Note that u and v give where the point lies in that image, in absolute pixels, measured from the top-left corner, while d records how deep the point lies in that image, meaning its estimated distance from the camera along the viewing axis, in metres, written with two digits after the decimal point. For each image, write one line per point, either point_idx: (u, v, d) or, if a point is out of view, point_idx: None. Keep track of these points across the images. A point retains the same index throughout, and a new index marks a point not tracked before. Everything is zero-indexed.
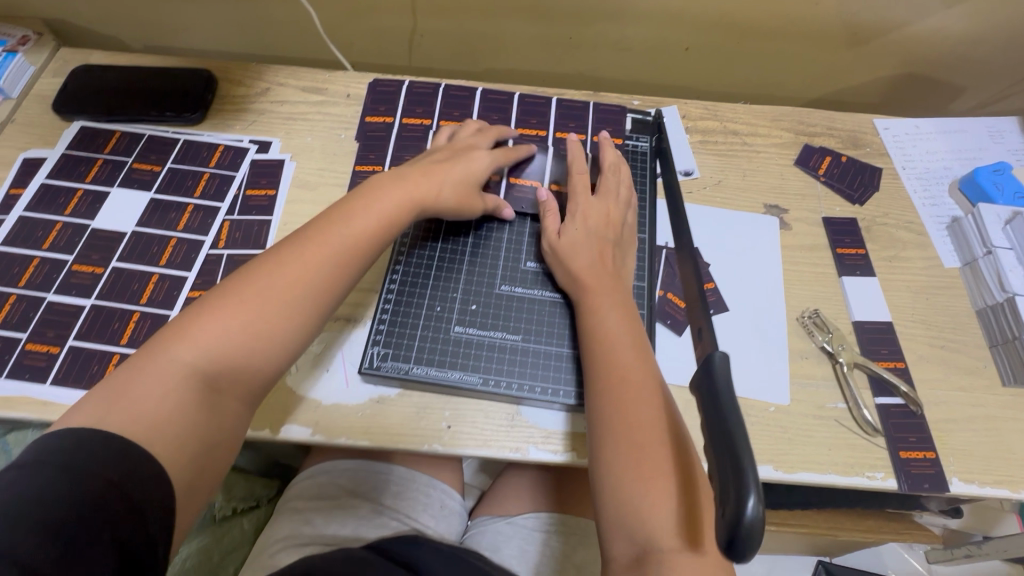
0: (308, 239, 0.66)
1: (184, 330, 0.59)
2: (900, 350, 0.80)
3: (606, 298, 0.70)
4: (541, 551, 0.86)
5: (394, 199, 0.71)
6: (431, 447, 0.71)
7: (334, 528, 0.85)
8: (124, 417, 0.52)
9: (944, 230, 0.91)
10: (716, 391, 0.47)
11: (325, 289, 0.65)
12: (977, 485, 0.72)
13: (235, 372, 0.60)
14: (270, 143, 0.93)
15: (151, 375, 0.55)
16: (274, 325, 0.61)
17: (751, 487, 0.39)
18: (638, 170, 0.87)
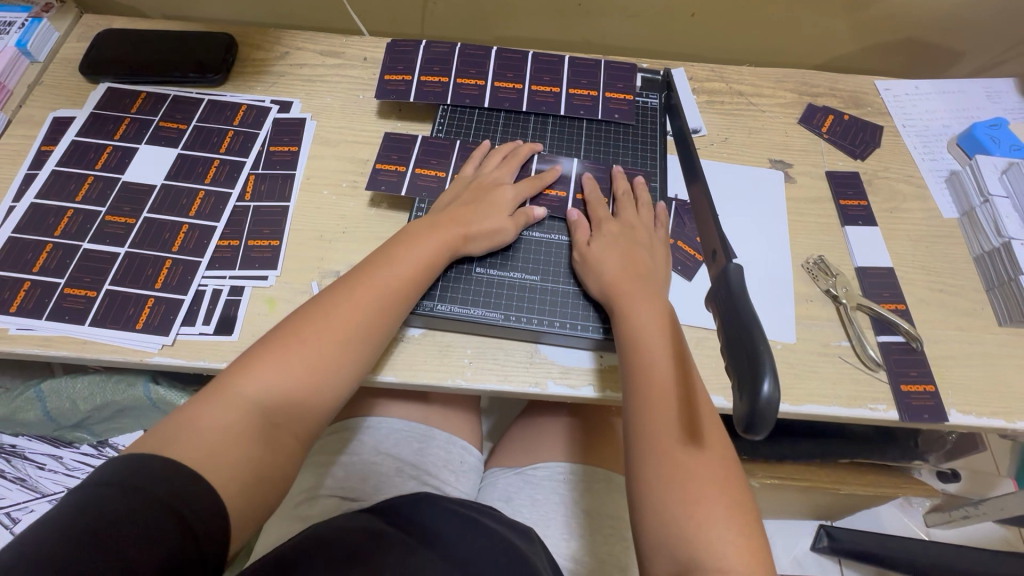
0: (350, 283, 0.69)
1: (249, 369, 0.61)
2: (901, 293, 0.84)
3: (645, 307, 0.69)
4: (555, 500, 0.88)
5: (429, 241, 0.73)
6: (454, 380, 0.74)
7: (352, 482, 0.87)
8: (184, 450, 0.54)
9: (942, 183, 0.94)
10: (731, 296, 0.51)
11: (368, 329, 0.67)
12: (974, 416, 0.76)
13: (292, 415, 0.61)
14: (291, 103, 0.96)
15: (213, 413, 0.57)
16: (325, 368, 0.63)
17: (767, 371, 0.44)
18: (648, 125, 0.90)
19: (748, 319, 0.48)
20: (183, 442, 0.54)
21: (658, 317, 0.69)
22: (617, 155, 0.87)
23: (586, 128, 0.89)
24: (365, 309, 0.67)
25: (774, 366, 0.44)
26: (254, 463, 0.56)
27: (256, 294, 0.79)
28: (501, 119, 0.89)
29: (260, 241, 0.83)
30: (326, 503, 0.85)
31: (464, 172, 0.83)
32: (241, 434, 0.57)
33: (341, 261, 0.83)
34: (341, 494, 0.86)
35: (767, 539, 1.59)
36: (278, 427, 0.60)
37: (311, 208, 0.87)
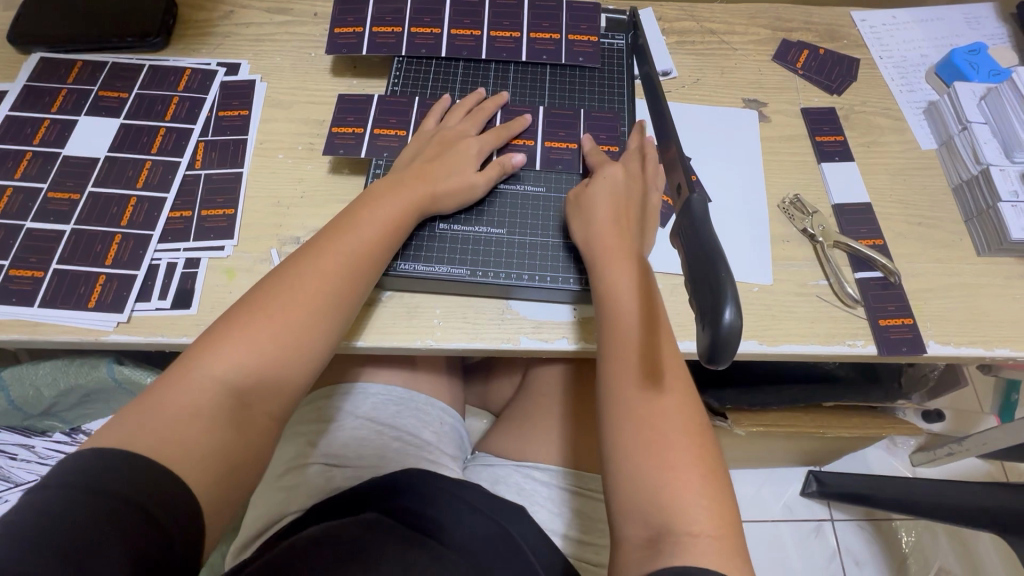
0: (313, 254, 0.65)
1: (213, 347, 0.59)
2: (878, 229, 0.82)
3: (623, 269, 0.67)
4: (544, 495, 0.84)
5: (393, 202, 0.70)
6: (424, 342, 0.72)
7: (333, 448, 0.89)
8: (152, 436, 0.53)
9: (921, 114, 0.91)
10: (693, 229, 0.48)
11: (336, 297, 0.64)
12: (952, 347, 0.75)
13: (264, 393, 0.60)
14: (239, 65, 0.91)
15: (177, 397, 0.56)
16: (294, 344, 0.61)
17: (728, 298, 0.42)
18: (615, 68, 0.86)
19: (709, 248, 0.46)
20: (151, 428, 0.54)
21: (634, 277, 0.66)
22: (584, 101, 0.84)
23: (550, 75, 0.85)
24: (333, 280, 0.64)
25: (735, 294, 0.42)
26: (223, 446, 0.56)
27: (213, 265, 0.76)
28: (460, 69, 0.85)
29: (214, 210, 0.79)
30: (311, 471, 0.86)
31: (427, 124, 0.79)
32: (209, 418, 0.56)
33: (300, 227, 0.79)
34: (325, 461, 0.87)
35: (760, 487, 1.62)
36: (249, 406, 0.59)
37: (265, 174, 0.83)
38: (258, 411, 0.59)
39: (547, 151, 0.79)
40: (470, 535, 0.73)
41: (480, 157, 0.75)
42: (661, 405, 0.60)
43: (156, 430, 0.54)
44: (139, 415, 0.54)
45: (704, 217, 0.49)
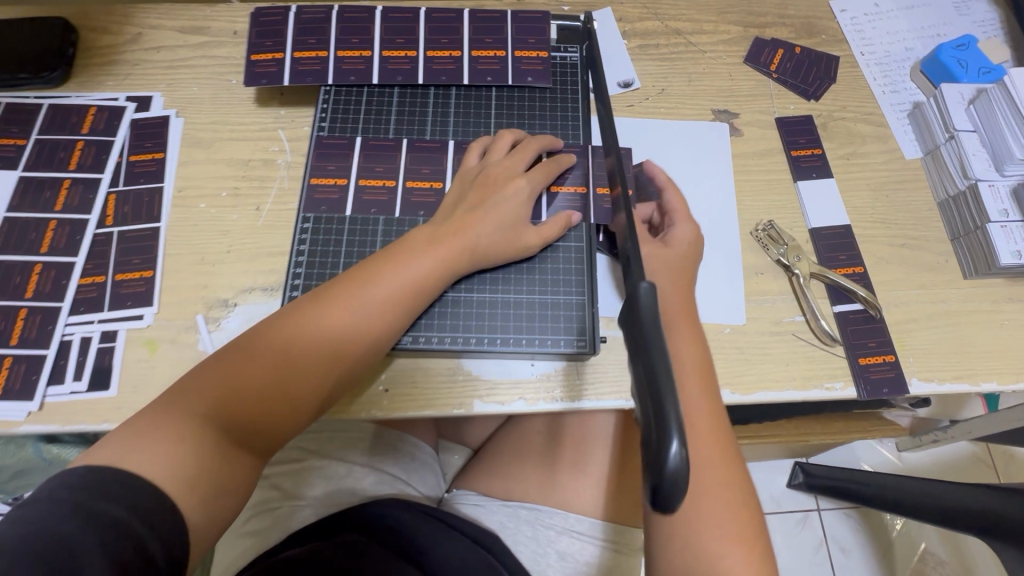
0: (337, 291, 0.61)
1: (211, 377, 0.57)
2: (858, 255, 0.76)
3: (683, 332, 0.61)
4: (528, 526, 0.78)
5: (434, 241, 0.63)
6: (371, 413, 0.66)
7: (307, 491, 0.80)
8: (138, 462, 0.51)
9: (904, 118, 0.84)
10: (638, 325, 0.41)
11: (351, 341, 0.60)
12: (937, 383, 0.70)
13: (253, 432, 0.57)
14: (150, 99, 0.81)
15: (167, 424, 0.54)
16: (292, 390, 0.58)
17: (671, 430, 0.36)
18: (568, 86, 0.78)
19: (653, 356, 0.39)
20: (137, 452, 0.52)
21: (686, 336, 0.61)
22: (534, 127, 0.76)
23: (495, 98, 0.77)
24: (345, 326, 0.59)
25: (680, 421, 0.36)
26: (207, 479, 0.53)
27: (132, 337, 0.69)
28: (395, 96, 0.76)
29: (130, 273, 0.71)
30: (282, 514, 0.78)
31: (468, 163, 0.71)
32: (195, 448, 0.53)
33: (227, 287, 0.72)
34: (297, 504, 0.79)
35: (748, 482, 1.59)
36: (237, 444, 0.56)
37: (186, 226, 0.75)
38: (242, 448, 0.57)
39: (550, 199, 0.72)
40: (454, 554, 0.70)
41: (529, 203, 0.68)
42: (708, 474, 0.55)
43: (142, 456, 0.51)
44: (129, 439, 0.53)
45: (653, 311, 0.42)
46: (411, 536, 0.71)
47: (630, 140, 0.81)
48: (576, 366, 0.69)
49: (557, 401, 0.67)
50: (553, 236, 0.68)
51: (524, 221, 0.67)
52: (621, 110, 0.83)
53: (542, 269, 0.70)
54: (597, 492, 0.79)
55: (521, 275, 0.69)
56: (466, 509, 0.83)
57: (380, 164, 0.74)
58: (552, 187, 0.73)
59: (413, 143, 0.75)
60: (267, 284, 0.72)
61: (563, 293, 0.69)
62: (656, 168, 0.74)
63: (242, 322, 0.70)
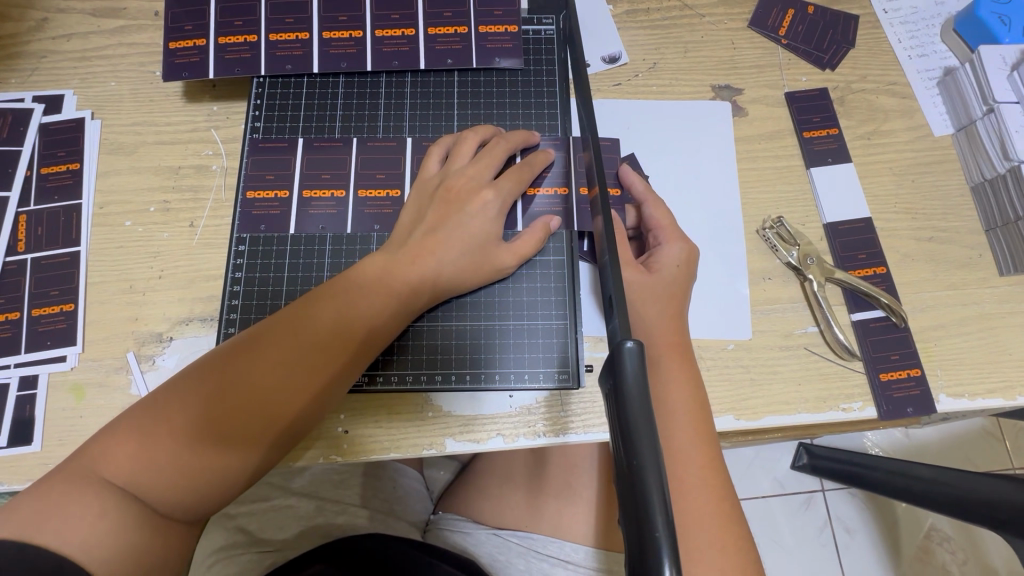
0: (277, 334, 0.51)
1: (125, 445, 0.47)
2: (880, 253, 0.66)
3: (674, 372, 0.55)
4: (519, 557, 0.72)
5: (391, 268, 0.54)
6: (330, 460, 0.58)
7: (274, 533, 0.78)
8: (53, 538, 0.42)
9: (934, 88, 0.73)
10: (621, 399, 0.34)
11: (296, 393, 0.50)
12: (967, 399, 0.62)
13: (196, 495, 0.47)
14: (62, 98, 0.70)
15: (90, 489, 0.45)
16: (228, 456, 0.48)
17: (664, 557, 0.29)
18: (543, 65, 0.68)
19: (638, 449, 0.32)
20: (51, 525, 0.43)
21: (680, 376, 0.55)
22: (503, 119, 0.66)
23: (458, 85, 0.67)
24: (305, 363, 0.50)
25: (673, 539, 0.29)
26: (137, 554, 0.44)
27: (55, 382, 0.61)
28: (340, 87, 0.66)
29: (48, 308, 0.63)
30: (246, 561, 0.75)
31: (428, 170, 0.60)
32: (124, 516, 0.44)
33: (161, 319, 0.63)
34: (262, 548, 0.77)
35: (749, 458, 1.24)
36: (177, 509, 0.47)
37: (111, 249, 0.65)
38: (183, 511, 0.47)
39: (524, 203, 0.63)
40: None
41: (501, 217, 0.58)
42: (704, 529, 0.50)
43: (58, 530, 0.43)
44: (42, 506, 0.44)
45: (639, 389, 0.34)
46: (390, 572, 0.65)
47: (619, 126, 0.71)
48: (559, 395, 0.60)
49: (540, 437, 0.59)
50: (529, 251, 0.58)
51: (496, 238, 0.57)
52: (607, 91, 0.72)
53: (515, 291, 0.62)
54: (582, 518, 0.73)
55: (490, 301, 0.61)
56: (454, 536, 0.77)
57: (325, 169, 0.63)
58: (528, 190, 0.63)
59: (363, 142, 0.64)
60: (206, 314, 0.63)
61: (541, 318, 0.61)
62: (636, 178, 0.65)
63: (177, 360, 0.62)
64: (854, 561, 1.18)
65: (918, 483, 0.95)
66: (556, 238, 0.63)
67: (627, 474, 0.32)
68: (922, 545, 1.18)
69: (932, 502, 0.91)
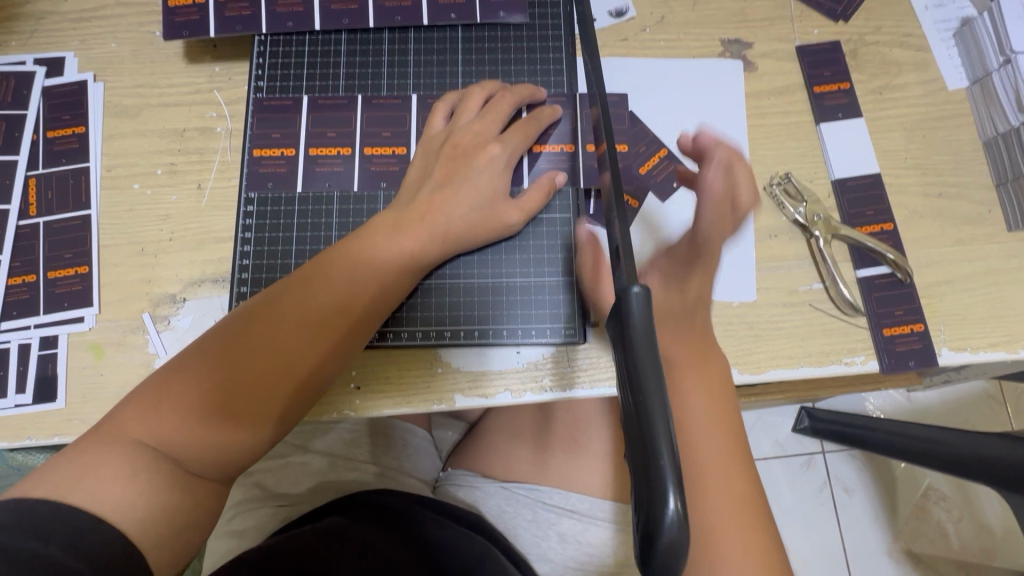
0: (289, 292, 0.52)
1: (150, 406, 0.48)
2: (888, 209, 0.66)
3: (674, 325, 0.53)
4: (525, 509, 0.74)
5: (399, 226, 0.55)
6: (343, 415, 0.60)
7: (290, 488, 0.82)
8: (87, 498, 0.44)
9: (950, 39, 0.71)
10: (626, 342, 0.35)
11: (313, 348, 0.51)
12: (969, 353, 0.63)
13: (225, 454, 0.49)
14: (63, 60, 0.69)
15: (120, 452, 0.46)
16: (250, 412, 0.50)
17: (668, 487, 0.30)
18: (549, 19, 0.66)
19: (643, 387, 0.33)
20: (83, 486, 0.44)
21: (687, 354, 0.53)
22: (508, 75, 0.65)
23: (461, 41, 0.66)
24: (320, 322, 0.52)
25: (678, 469, 0.31)
26: (168, 510, 0.46)
27: (74, 343, 0.62)
28: (342, 44, 0.65)
29: (63, 270, 0.64)
30: (264, 514, 0.79)
31: (433, 127, 0.60)
32: (153, 475, 0.46)
33: (174, 280, 0.64)
34: (279, 502, 0.81)
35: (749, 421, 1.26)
36: (203, 465, 0.49)
37: (121, 212, 0.66)
38: (211, 468, 0.49)
39: (530, 161, 0.62)
40: (450, 539, 0.67)
41: (507, 172, 0.58)
42: (712, 476, 0.49)
43: (92, 486, 0.45)
44: (72, 470, 0.45)
45: (646, 334, 0.35)
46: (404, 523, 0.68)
47: (626, 82, 0.70)
48: (566, 351, 0.61)
49: (547, 392, 0.60)
50: (536, 207, 0.59)
51: (504, 194, 0.58)
52: (613, 47, 0.70)
53: (522, 249, 0.62)
54: (586, 470, 0.75)
55: (497, 260, 0.62)
56: (462, 492, 0.80)
57: (330, 129, 0.63)
58: (534, 147, 0.63)
59: (366, 101, 0.64)
60: (217, 275, 0.64)
61: (547, 276, 0.62)
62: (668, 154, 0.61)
63: (191, 320, 0.63)
64: (851, 518, 1.21)
65: (918, 442, 0.97)
66: (563, 195, 0.63)
67: (635, 417, 0.33)
68: (919, 502, 1.21)
69: (933, 459, 0.92)
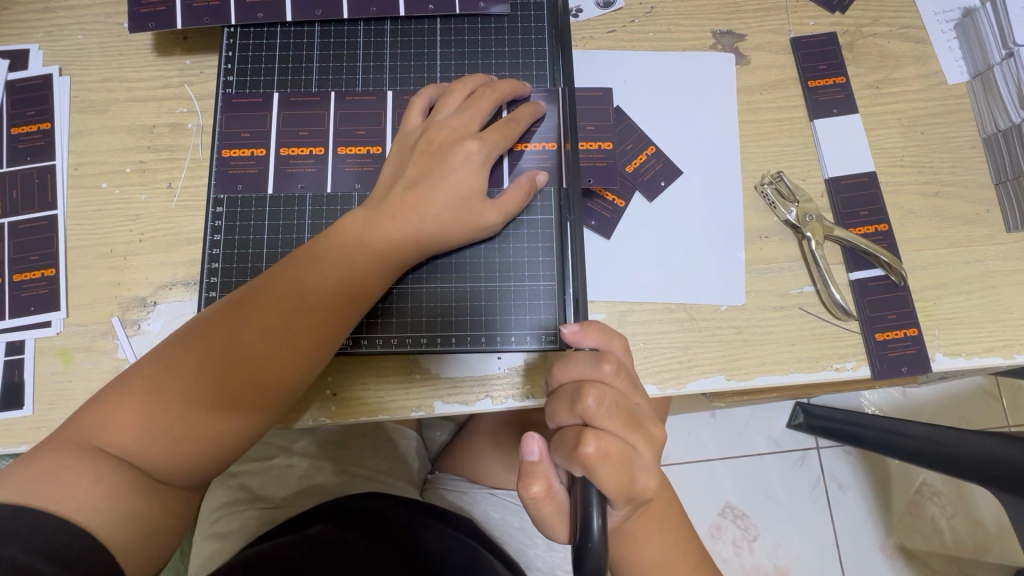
0: (256, 297, 0.50)
1: (110, 414, 0.46)
2: (883, 209, 0.64)
3: (620, 432, 0.45)
4: (514, 518, 0.75)
5: (372, 228, 0.53)
6: (319, 422, 0.58)
7: (275, 490, 0.80)
8: (51, 503, 0.43)
9: (950, 31, 0.68)
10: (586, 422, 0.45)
11: (281, 356, 0.49)
12: (964, 358, 0.61)
13: (185, 462, 0.47)
14: (26, 53, 0.67)
15: (83, 456, 0.45)
16: (216, 422, 0.48)
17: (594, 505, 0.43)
18: (532, 10, 0.64)
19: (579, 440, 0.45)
20: (48, 490, 0.43)
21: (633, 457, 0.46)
22: (489, 70, 0.63)
23: (440, 34, 0.63)
24: (288, 328, 0.50)
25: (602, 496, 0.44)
26: (137, 517, 0.45)
27: (42, 347, 0.60)
28: (316, 36, 0.63)
29: (29, 273, 0.62)
30: (248, 516, 0.78)
31: (410, 122, 0.58)
32: (120, 481, 0.45)
33: (144, 282, 0.62)
34: (264, 505, 0.79)
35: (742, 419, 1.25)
36: (170, 474, 0.47)
37: (88, 212, 0.63)
38: (178, 478, 0.48)
39: (511, 160, 0.60)
40: (437, 545, 0.66)
41: (486, 171, 0.55)
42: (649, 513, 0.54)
43: (53, 494, 0.43)
44: (36, 474, 0.44)
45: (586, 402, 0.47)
46: (393, 526, 0.67)
47: (613, 76, 0.67)
48: (549, 356, 0.60)
49: (529, 399, 0.59)
50: (516, 208, 0.56)
51: (481, 194, 0.55)
52: (600, 39, 0.68)
53: (502, 252, 0.60)
54: None
55: (477, 263, 0.60)
56: (449, 495, 0.78)
57: (303, 126, 0.61)
58: (515, 145, 0.60)
59: (341, 97, 0.61)
60: (189, 278, 0.62)
61: (529, 279, 0.60)
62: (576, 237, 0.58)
63: (162, 325, 0.61)
64: (843, 516, 1.20)
65: (913, 441, 0.95)
66: (545, 196, 0.60)
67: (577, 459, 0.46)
68: (912, 500, 1.20)
69: (928, 460, 0.91)
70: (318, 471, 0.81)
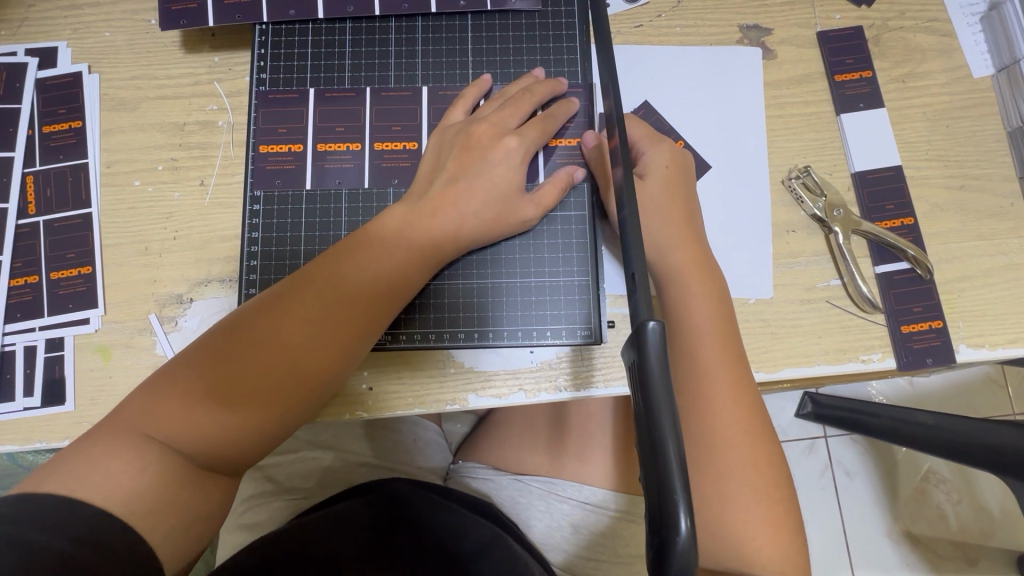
0: (301, 289, 0.51)
1: (161, 403, 0.47)
2: (909, 203, 0.65)
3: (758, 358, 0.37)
4: (538, 504, 0.75)
5: (414, 222, 0.54)
6: (355, 416, 0.59)
7: (303, 481, 0.82)
8: (96, 493, 0.44)
9: (976, 24, 0.68)
10: (646, 372, 0.36)
11: (324, 349, 0.50)
12: (987, 350, 0.62)
13: (225, 450, 0.48)
14: (55, 50, 0.67)
15: (130, 444, 0.46)
16: (260, 413, 0.48)
17: (679, 504, 0.32)
18: (563, 4, 0.64)
19: (652, 384, 0.35)
20: (93, 480, 0.44)
21: None
22: (520, 66, 0.63)
23: (471, 30, 0.63)
24: (330, 321, 0.50)
25: (688, 489, 0.33)
26: (177, 508, 0.46)
27: (81, 344, 0.61)
28: (347, 33, 0.64)
29: (65, 271, 0.63)
30: (277, 507, 0.80)
31: (452, 118, 0.59)
32: (165, 471, 0.46)
33: (179, 279, 0.62)
34: (291, 495, 0.81)
35: None
36: (215, 463, 0.48)
37: (122, 210, 0.64)
38: (221, 467, 0.48)
39: (547, 157, 0.61)
40: (459, 522, 0.67)
41: (524, 167, 0.56)
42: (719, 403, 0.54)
43: (102, 483, 0.44)
44: (83, 463, 0.45)
45: (662, 366, 0.36)
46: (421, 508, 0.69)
47: (641, 71, 0.67)
48: (581, 350, 0.60)
49: (562, 391, 0.59)
50: (552, 202, 0.57)
51: (519, 190, 0.56)
52: (628, 34, 0.68)
53: (536, 248, 0.61)
54: (598, 464, 0.74)
55: (510, 258, 0.61)
56: (476, 482, 0.80)
57: (340, 122, 0.62)
58: (550, 140, 0.61)
59: (376, 92, 0.63)
60: (225, 274, 0.63)
61: (562, 275, 0.61)
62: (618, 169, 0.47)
63: (199, 321, 0.62)
64: (852, 502, 1.22)
65: (920, 429, 0.95)
66: (579, 191, 0.61)
67: (644, 419, 0.35)
68: (920, 486, 1.22)
69: (937, 448, 0.91)
70: (345, 463, 0.83)
